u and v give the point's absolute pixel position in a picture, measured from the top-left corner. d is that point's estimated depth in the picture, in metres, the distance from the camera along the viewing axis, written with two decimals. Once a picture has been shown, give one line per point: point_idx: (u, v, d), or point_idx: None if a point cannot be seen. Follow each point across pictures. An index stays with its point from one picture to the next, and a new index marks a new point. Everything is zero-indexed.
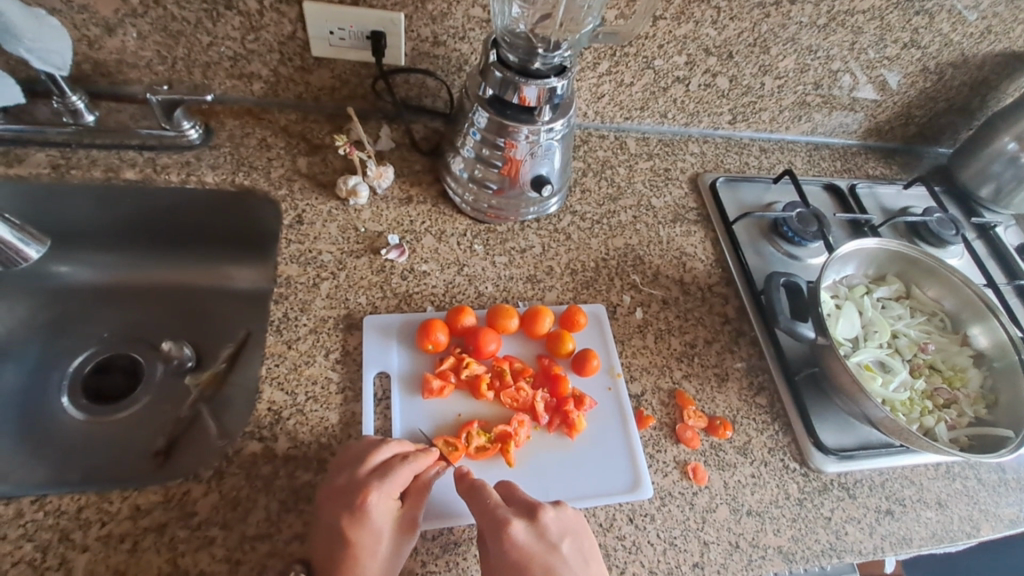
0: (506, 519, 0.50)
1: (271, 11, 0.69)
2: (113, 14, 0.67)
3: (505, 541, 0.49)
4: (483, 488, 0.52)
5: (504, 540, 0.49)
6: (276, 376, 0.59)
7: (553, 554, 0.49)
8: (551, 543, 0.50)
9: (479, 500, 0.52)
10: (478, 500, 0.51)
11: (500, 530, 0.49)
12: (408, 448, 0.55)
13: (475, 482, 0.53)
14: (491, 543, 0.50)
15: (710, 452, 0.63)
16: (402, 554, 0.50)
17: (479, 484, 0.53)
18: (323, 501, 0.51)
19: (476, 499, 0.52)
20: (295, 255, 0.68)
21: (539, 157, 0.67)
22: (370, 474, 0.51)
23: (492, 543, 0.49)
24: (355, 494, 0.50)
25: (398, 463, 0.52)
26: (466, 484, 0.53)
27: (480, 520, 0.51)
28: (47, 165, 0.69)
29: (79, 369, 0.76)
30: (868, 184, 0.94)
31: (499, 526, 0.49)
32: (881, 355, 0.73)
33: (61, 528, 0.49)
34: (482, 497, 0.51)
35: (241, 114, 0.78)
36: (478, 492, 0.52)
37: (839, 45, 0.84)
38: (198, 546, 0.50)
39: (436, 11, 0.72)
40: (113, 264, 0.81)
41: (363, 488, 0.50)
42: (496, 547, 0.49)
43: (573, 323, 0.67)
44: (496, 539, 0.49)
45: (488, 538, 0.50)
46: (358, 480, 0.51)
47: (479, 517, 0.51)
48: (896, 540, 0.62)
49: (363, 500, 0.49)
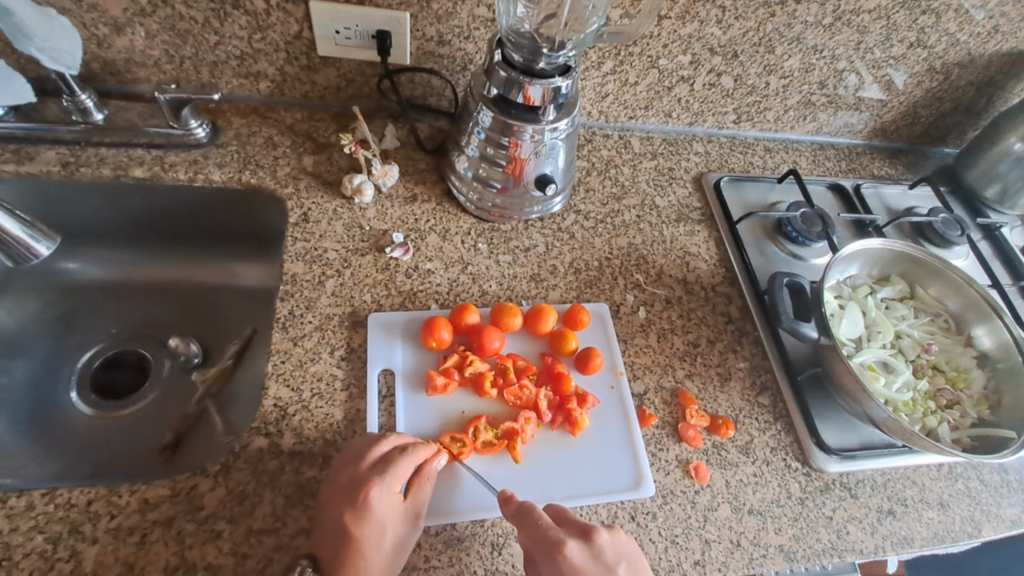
0: (562, 539, 0.49)
1: (278, 10, 0.70)
2: (122, 13, 0.68)
3: (562, 563, 0.48)
4: (534, 508, 0.52)
5: (561, 560, 0.48)
6: (282, 372, 0.60)
7: None
8: (606, 565, 0.49)
9: (531, 522, 0.51)
10: (530, 520, 0.51)
11: (556, 552, 0.49)
12: (408, 440, 0.55)
13: (523, 504, 0.52)
14: (546, 566, 0.49)
15: (712, 451, 0.63)
16: (405, 548, 0.51)
17: (528, 506, 0.52)
18: (326, 498, 0.51)
19: (527, 522, 0.51)
20: (300, 253, 0.68)
21: (543, 156, 0.68)
22: (371, 469, 0.52)
23: (548, 567, 0.49)
24: (356, 490, 0.51)
25: (398, 458, 0.53)
26: (514, 507, 0.53)
27: (533, 543, 0.50)
28: (56, 163, 0.69)
29: (87, 366, 0.77)
30: (874, 184, 0.94)
31: (555, 546, 0.49)
32: (884, 355, 0.73)
33: (71, 521, 0.50)
34: (534, 517, 0.51)
35: (247, 112, 0.78)
36: (528, 512, 0.52)
37: (845, 44, 0.84)
38: (205, 539, 0.50)
39: (441, 11, 0.72)
40: (121, 261, 0.82)
41: (365, 484, 0.51)
42: (552, 570, 0.48)
43: (576, 321, 0.67)
44: (552, 561, 0.48)
45: (543, 562, 0.49)
46: (360, 476, 0.51)
47: (532, 540, 0.50)
48: (898, 540, 0.62)
49: (365, 496, 0.50)
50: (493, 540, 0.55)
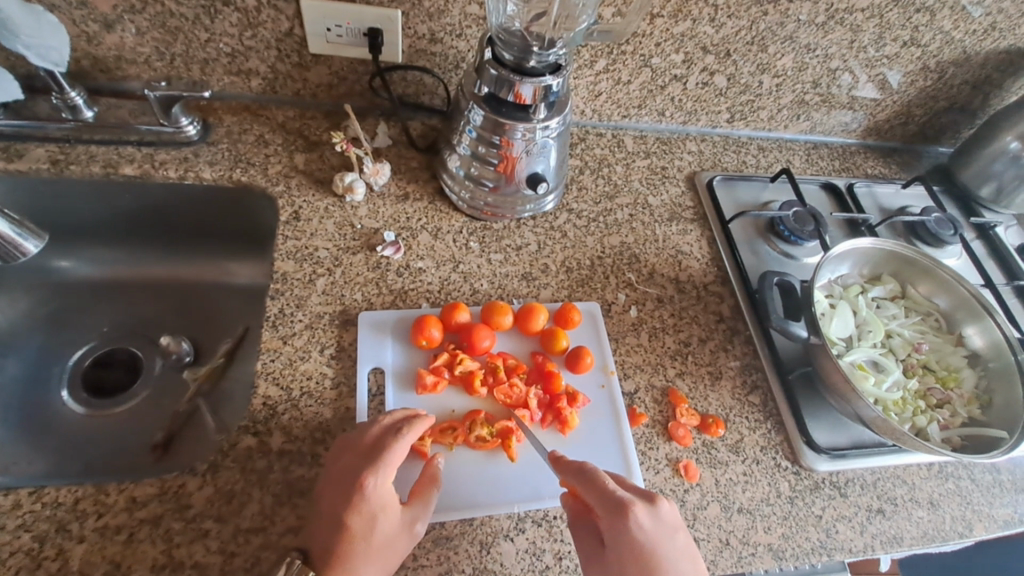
0: (629, 502, 0.49)
1: (269, 8, 0.69)
2: (112, 10, 0.68)
3: (629, 524, 0.48)
4: (598, 472, 0.52)
5: (628, 522, 0.48)
6: (271, 371, 0.60)
7: (670, 542, 0.49)
8: (668, 528, 0.49)
9: (597, 483, 0.51)
10: (595, 482, 0.51)
11: (624, 514, 0.49)
12: (402, 420, 0.54)
13: (587, 465, 0.52)
14: (610, 526, 0.49)
15: (702, 450, 0.63)
16: (397, 541, 0.50)
17: (592, 468, 0.52)
18: (325, 488, 0.51)
19: (591, 482, 0.51)
20: (291, 251, 0.68)
21: (535, 155, 0.67)
22: (368, 458, 0.51)
23: (613, 527, 0.49)
24: (353, 478, 0.50)
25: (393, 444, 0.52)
26: (576, 468, 0.52)
27: (597, 502, 0.50)
28: (46, 161, 0.69)
29: (78, 364, 0.77)
30: (867, 183, 0.94)
31: (622, 509, 0.49)
32: (873, 355, 0.73)
33: (58, 519, 0.50)
34: (598, 479, 0.51)
35: (239, 110, 0.78)
36: (592, 475, 0.51)
37: (839, 43, 0.83)
38: (193, 538, 0.50)
39: (433, 8, 0.72)
40: (112, 260, 0.81)
41: (359, 472, 0.50)
42: (618, 530, 0.49)
43: (567, 320, 0.67)
44: (619, 521, 0.49)
45: (609, 521, 0.49)
46: (357, 464, 0.51)
47: (598, 499, 0.50)
48: (887, 539, 0.62)
49: (359, 483, 0.49)
50: (482, 538, 0.55)
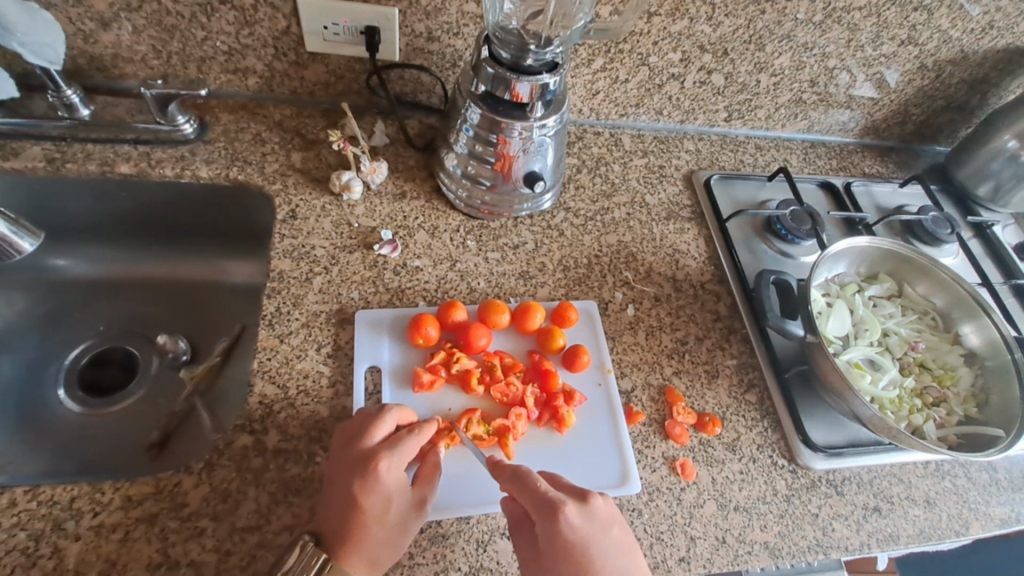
0: (559, 502, 0.50)
1: (266, 6, 0.69)
2: (108, 8, 0.67)
3: (560, 523, 0.49)
4: (530, 473, 0.52)
5: (558, 522, 0.49)
6: (268, 370, 0.60)
7: (603, 537, 0.50)
8: (600, 525, 0.50)
9: (528, 486, 0.51)
10: (527, 484, 0.51)
11: (554, 514, 0.49)
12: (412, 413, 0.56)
13: (519, 468, 0.53)
14: (542, 527, 0.50)
15: (698, 448, 0.63)
16: (406, 527, 0.51)
17: (524, 470, 0.52)
18: (334, 472, 0.51)
19: (523, 485, 0.51)
20: (288, 250, 0.68)
21: (532, 153, 0.67)
22: (381, 444, 0.52)
23: (545, 528, 0.49)
24: (367, 462, 0.51)
25: (405, 432, 0.54)
26: (510, 472, 0.52)
27: (530, 505, 0.51)
28: (42, 159, 0.69)
29: (75, 362, 0.76)
30: (864, 182, 0.95)
31: (552, 510, 0.49)
32: (870, 353, 0.73)
33: (53, 518, 0.49)
34: (530, 481, 0.51)
35: (236, 108, 0.78)
36: (524, 477, 0.52)
37: (836, 42, 0.83)
38: (189, 536, 0.50)
39: (430, 6, 0.72)
40: (109, 259, 0.81)
41: (373, 457, 0.51)
42: (549, 531, 0.49)
43: (564, 319, 0.67)
44: (549, 522, 0.49)
45: (541, 523, 0.50)
46: (370, 449, 0.52)
47: (530, 502, 0.51)
48: (884, 537, 0.62)
49: (374, 467, 0.50)
50: (478, 536, 0.55)
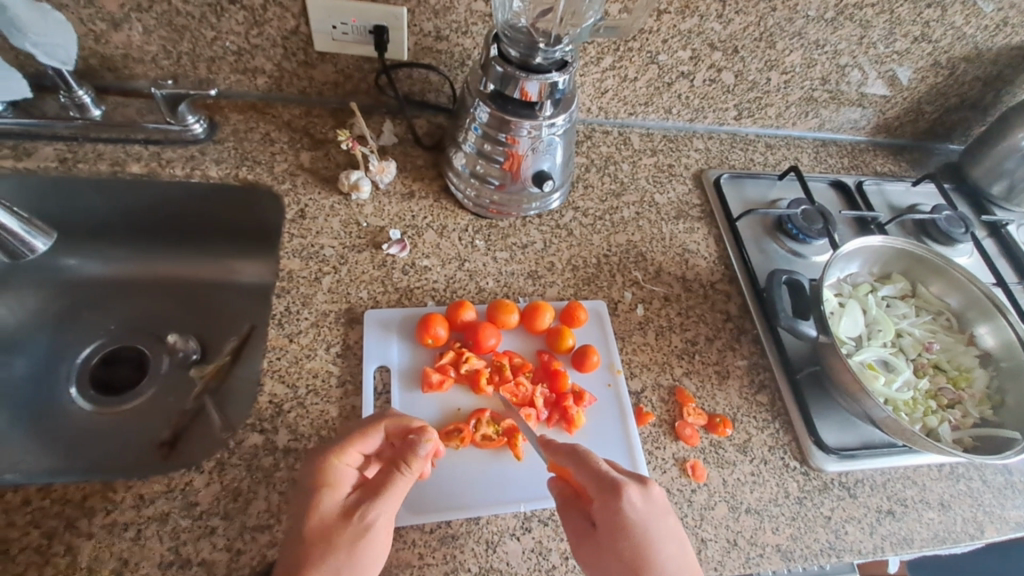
0: (622, 482, 0.49)
1: (275, 6, 0.69)
2: (119, 8, 0.68)
3: (621, 502, 0.48)
4: (590, 452, 0.51)
5: (620, 501, 0.48)
6: (277, 369, 0.60)
7: (662, 523, 0.48)
8: (660, 510, 0.49)
9: (588, 463, 0.51)
10: (586, 462, 0.51)
11: (617, 492, 0.48)
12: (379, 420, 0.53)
13: (579, 447, 0.52)
14: (602, 506, 0.49)
15: (709, 450, 0.62)
16: (331, 540, 0.47)
17: (584, 449, 0.52)
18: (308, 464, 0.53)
19: (583, 463, 0.51)
20: (297, 249, 0.68)
21: (541, 152, 0.67)
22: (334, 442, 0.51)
23: (605, 506, 0.48)
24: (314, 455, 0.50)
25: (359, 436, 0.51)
26: (569, 448, 0.52)
27: (590, 483, 0.50)
28: (54, 159, 0.69)
29: (86, 361, 0.77)
30: (876, 181, 0.93)
31: (614, 489, 0.49)
32: (884, 354, 0.72)
33: (66, 516, 0.50)
34: (590, 459, 0.51)
35: (245, 108, 0.78)
36: (583, 455, 0.51)
37: (848, 39, 0.83)
38: (200, 535, 0.50)
39: (438, 6, 0.72)
40: (119, 258, 0.82)
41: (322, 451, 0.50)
42: (610, 509, 0.48)
43: (573, 318, 0.66)
44: (611, 500, 0.48)
45: (601, 501, 0.49)
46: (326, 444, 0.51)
47: (590, 479, 0.50)
48: (897, 540, 0.61)
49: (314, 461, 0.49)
50: (488, 537, 0.54)
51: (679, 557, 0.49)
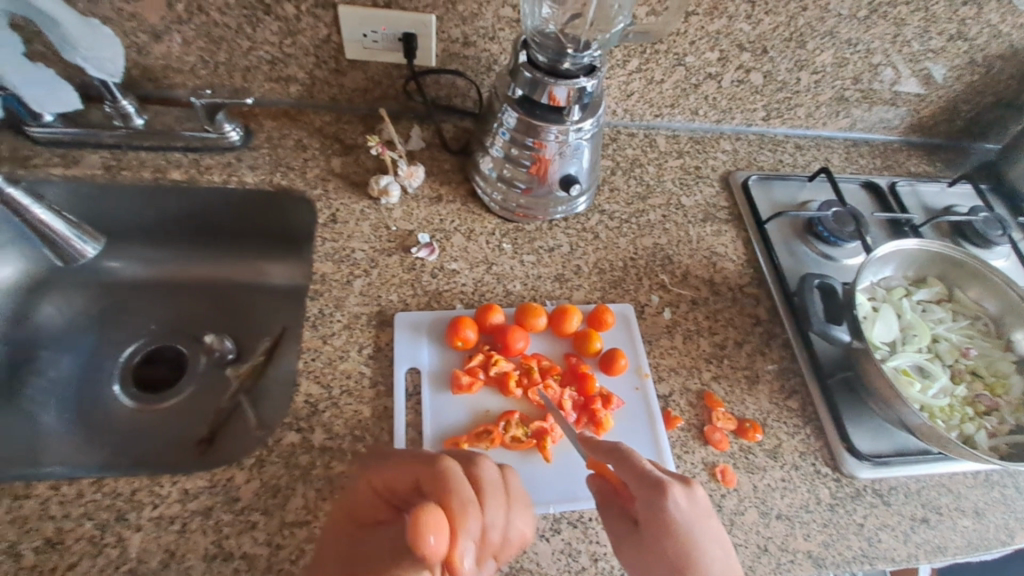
0: (666, 481, 0.48)
1: (308, 16, 0.71)
2: (160, 21, 0.70)
3: (666, 502, 0.47)
4: (633, 451, 0.50)
5: (664, 501, 0.47)
6: (312, 370, 0.62)
7: (706, 526, 0.47)
8: (705, 512, 0.47)
9: (631, 461, 0.49)
10: (629, 462, 0.49)
11: (661, 492, 0.47)
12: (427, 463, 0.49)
13: (621, 445, 0.51)
14: (646, 505, 0.47)
15: (739, 455, 0.62)
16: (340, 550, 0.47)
17: (626, 447, 0.50)
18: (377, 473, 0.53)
19: (626, 461, 0.50)
20: (329, 253, 0.70)
21: (568, 156, 0.68)
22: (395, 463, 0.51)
23: (648, 506, 0.47)
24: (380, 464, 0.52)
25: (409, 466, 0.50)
26: (610, 446, 0.51)
27: (633, 481, 0.49)
28: (100, 167, 0.72)
29: (129, 360, 0.80)
30: (910, 181, 0.91)
31: (658, 487, 0.47)
32: (919, 359, 0.71)
33: (117, 509, 0.52)
34: (633, 458, 0.49)
35: (278, 115, 0.81)
36: (625, 454, 0.50)
37: (881, 38, 0.81)
38: (242, 529, 0.52)
39: (467, 12, 0.73)
40: (158, 260, 0.85)
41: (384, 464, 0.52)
42: (653, 509, 0.47)
43: (601, 322, 0.67)
44: (654, 500, 0.47)
45: (644, 500, 0.48)
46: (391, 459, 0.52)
47: (632, 478, 0.49)
48: (931, 548, 0.60)
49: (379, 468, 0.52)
50: None
51: (723, 560, 0.47)
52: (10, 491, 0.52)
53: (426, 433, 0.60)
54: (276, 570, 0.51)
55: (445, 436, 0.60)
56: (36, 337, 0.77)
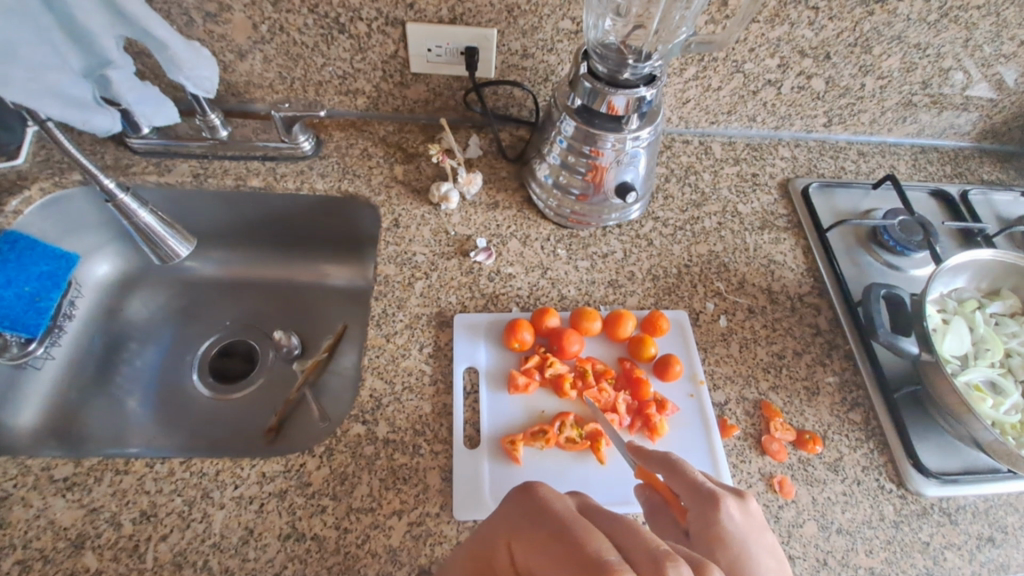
0: (719, 493, 0.45)
1: (378, 33, 0.75)
2: (246, 41, 0.75)
3: (719, 514, 0.44)
4: (684, 462, 0.48)
5: (718, 513, 0.44)
6: (376, 366, 0.65)
7: (762, 542, 0.44)
8: (761, 526, 0.44)
9: (681, 471, 0.47)
10: (680, 472, 0.47)
11: (713, 503, 0.44)
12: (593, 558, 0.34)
13: (673, 455, 0.49)
14: (697, 517, 0.45)
15: (797, 466, 0.61)
16: None
17: (679, 458, 0.48)
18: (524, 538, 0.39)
19: (678, 471, 0.47)
20: (392, 256, 0.74)
21: (625, 164, 0.68)
22: (549, 533, 0.37)
23: (700, 518, 0.45)
24: (534, 520, 0.39)
25: (566, 545, 0.36)
26: (660, 455, 0.49)
27: (684, 492, 0.47)
28: (189, 175, 0.79)
29: (206, 353, 0.86)
30: (983, 189, 0.87)
31: (711, 498, 0.45)
32: (992, 374, 0.67)
33: (203, 487, 0.57)
34: (684, 469, 0.47)
35: (346, 126, 0.86)
36: (676, 464, 0.48)
37: (952, 42, 0.78)
38: (312, 513, 0.56)
39: (526, 26, 0.75)
40: (233, 260, 0.91)
41: (534, 526, 0.39)
42: (705, 521, 0.44)
43: (655, 327, 0.68)
44: (706, 511, 0.44)
45: (695, 512, 0.45)
46: (543, 520, 0.39)
47: (684, 490, 0.47)
48: (996, 568, 0.58)
49: (530, 525, 0.39)
50: None
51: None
52: (112, 466, 0.57)
53: (484, 430, 0.63)
54: (343, 553, 0.54)
55: (501, 434, 0.62)
56: (125, 328, 0.84)
